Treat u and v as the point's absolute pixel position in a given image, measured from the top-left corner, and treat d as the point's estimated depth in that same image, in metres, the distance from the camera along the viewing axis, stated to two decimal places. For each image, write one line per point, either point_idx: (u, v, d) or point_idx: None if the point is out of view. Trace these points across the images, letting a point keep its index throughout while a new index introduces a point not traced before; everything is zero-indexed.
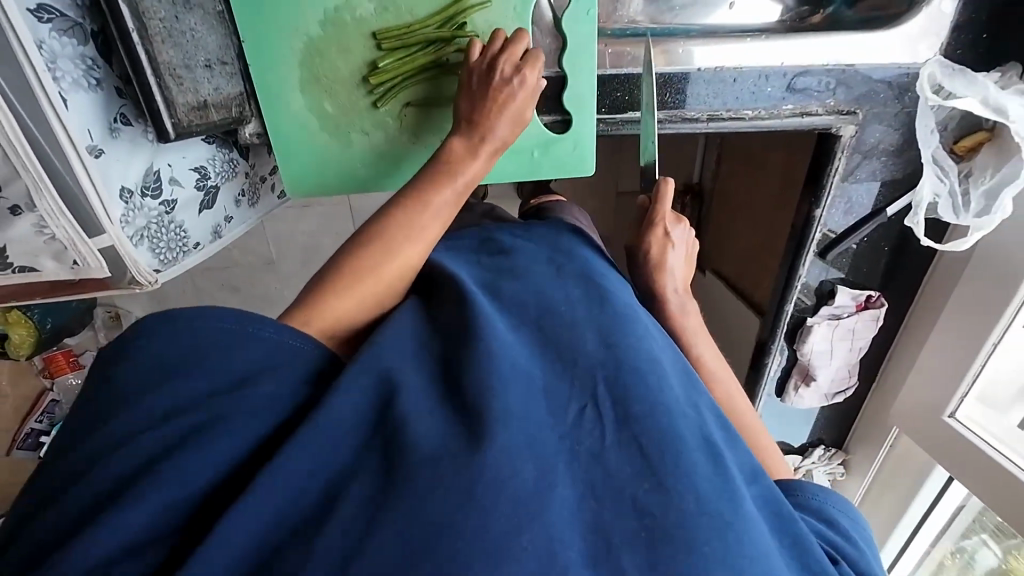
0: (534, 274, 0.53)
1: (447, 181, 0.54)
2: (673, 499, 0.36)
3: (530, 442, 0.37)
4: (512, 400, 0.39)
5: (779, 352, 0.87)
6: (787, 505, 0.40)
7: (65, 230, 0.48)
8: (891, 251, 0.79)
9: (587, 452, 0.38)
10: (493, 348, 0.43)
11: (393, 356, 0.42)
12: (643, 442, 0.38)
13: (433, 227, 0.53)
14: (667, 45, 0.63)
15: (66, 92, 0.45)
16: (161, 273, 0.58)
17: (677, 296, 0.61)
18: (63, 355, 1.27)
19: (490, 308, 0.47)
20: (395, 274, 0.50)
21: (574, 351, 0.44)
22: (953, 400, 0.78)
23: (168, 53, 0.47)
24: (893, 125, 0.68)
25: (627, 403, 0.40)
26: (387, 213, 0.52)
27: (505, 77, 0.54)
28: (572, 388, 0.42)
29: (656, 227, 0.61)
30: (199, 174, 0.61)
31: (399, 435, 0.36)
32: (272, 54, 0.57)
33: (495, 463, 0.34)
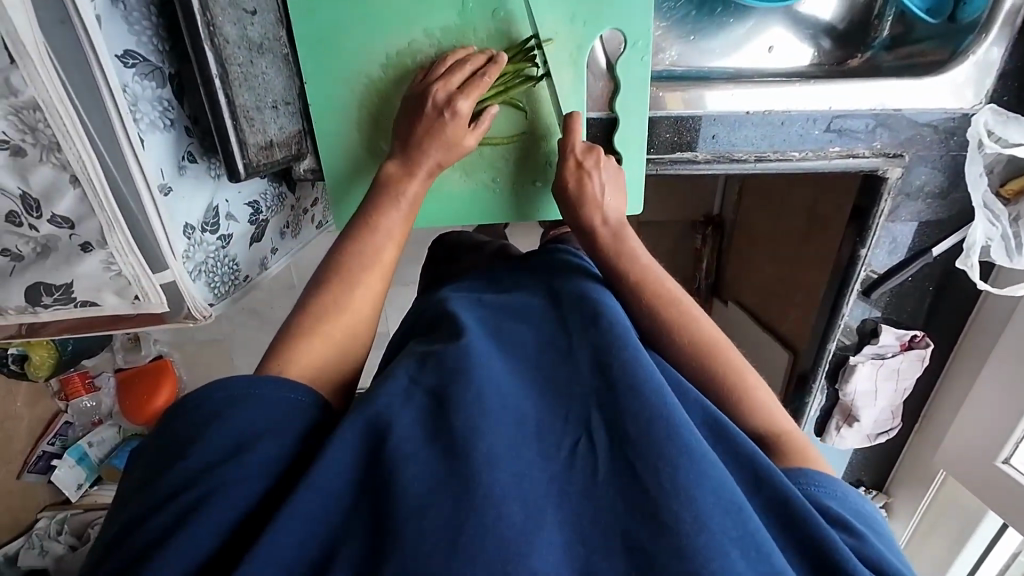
0: (530, 307, 0.54)
1: (393, 199, 0.56)
2: (668, 526, 0.37)
3: (518, 483, 0.39)
4: (497, 442, 0.40)
5: (820, 392, 0.85)
6: (797, 499, 0.40)
7: (132, 266, 0.48)
8: (935, 290, 0.79)
9: (578, 489, 0.40)
10: (487, 383, 0.44)
11: (392, 399, 0.43)
12: (636, 465, 0.40)
13: (388, 253, 0.54)
14: (681, 89, 0.65)
15: (143, 133, 0.46)
16: (214, 307, 0.58)
17: (608, 228, 0.58)
18: (78, 378, 1.31)
19: (483, 344, 0.48)
20: (366, 307, 0.51)
21: (569, 382, 0.46)
22: (1007, 446, 0.76)
23: (244, 95, 0.49)
24: (937, 166, 0.69)
25: (622, 430, 0.41)
26: (348, 240, 0.53)
27: (439, 102, 0.55)
28: (565, 423, 0.43)
29: (569, 160, 0.59)
30: (253, 208, 0.62)
31: (388, 479, 0.38)
32: (333, 95, 0.59)
33: (483, 509, 0.36)
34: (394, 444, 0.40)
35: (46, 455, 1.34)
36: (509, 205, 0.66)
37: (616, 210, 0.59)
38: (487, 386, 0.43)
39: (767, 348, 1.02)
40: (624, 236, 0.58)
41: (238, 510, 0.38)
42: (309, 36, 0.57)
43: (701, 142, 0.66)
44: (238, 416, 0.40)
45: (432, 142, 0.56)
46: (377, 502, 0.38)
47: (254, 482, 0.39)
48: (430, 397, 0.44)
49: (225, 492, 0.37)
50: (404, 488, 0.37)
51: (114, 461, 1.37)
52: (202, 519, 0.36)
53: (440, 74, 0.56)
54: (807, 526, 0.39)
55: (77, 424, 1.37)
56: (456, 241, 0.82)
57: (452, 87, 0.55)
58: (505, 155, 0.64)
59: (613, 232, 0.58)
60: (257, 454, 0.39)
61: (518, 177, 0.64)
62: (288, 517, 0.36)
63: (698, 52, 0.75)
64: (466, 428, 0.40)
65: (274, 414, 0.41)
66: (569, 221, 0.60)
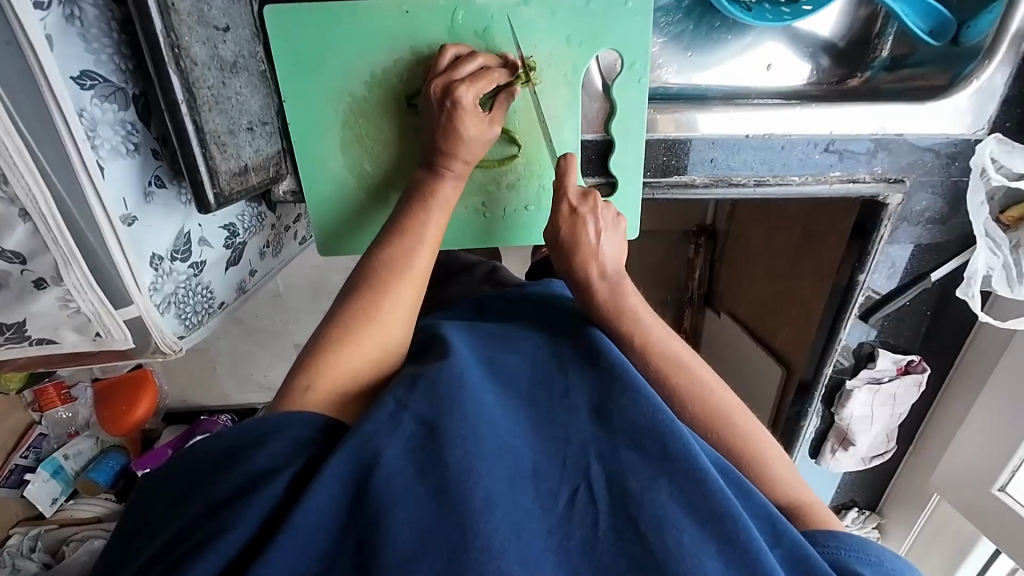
0: (525, 339, 0.52)
1: (421, 208, 0.54)
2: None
3: (515, 535, 0.36)
4: (494, 484, 0.38)
5: (815, 416, 0.84)
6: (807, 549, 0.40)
7: (91, 303, 0.44)
8: (932, 314, 0.78)
9: (580, 545, 0.37)
10: (481, 418, 0.41)
11: (379, 425, 0.40)
12: (640, 523, 0.38)
13: (422, 260, 0.53)
14: (677, 110, 0.62)
15: (103, 160, 0.43)
16: (185, 338, 0.54)
17: (604, 282, 0.54)
18: (54, 389, 1.26)
19: (475, 379, 0.45)
20: (400, 316, 0.51)
21: (567, 420, 0.43)
22: (1003, 473, 0.75)
23: (214, 120, 0.45)
24: (939, 192, 0.68)
25: (623, 484, 0.39)
26: (382, 245, 0.53)
27: (440, 95, 0.52)
28: (563, 467, 0.40)
29: (562, 206, 0.55)
30: (228, 232, 0.58)
31: (371, 537, 0.35)
32: (315, 116, 0.56)
33: (484, 562, 0.34)
34: (382, 484, 0.37)
35: (18, 468, 1.27)
36: (503, 229, 0.63)
37: (613, 259, 0.55)
38: (481, 421, 0.41)
39: (758, 360, 1.00)
40: (623, 291, 0.54)
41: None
42: (288, 52, 0.54)
43: (701, 166, 0.64)
44: (244, 455, 0.39)
45: (455, 142, 0.53)
46: (363, 550, 0.35)
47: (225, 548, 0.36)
48: (422, 426, 0.40)
49: (212, 541, 0.36)
50: (393, 535, 0.35)
51: (92, 474, 1.32)
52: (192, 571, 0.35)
53: (443, 69, 0.53)
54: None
55: (51, 437, 1.33)
56: (445, 263, 0.80)
57: (456, 78, 0.52)
58: (496, 177, 0.61)
59: (612, 287, 0.54)
60: (229, 512, 0.37)
61: (512, 199, 0.62)
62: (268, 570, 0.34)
63: (688, 65, 0.73)
64: (462, 468, 0.38)
65: (262, 454, 0.39)
66: (563, 272, 0.56)
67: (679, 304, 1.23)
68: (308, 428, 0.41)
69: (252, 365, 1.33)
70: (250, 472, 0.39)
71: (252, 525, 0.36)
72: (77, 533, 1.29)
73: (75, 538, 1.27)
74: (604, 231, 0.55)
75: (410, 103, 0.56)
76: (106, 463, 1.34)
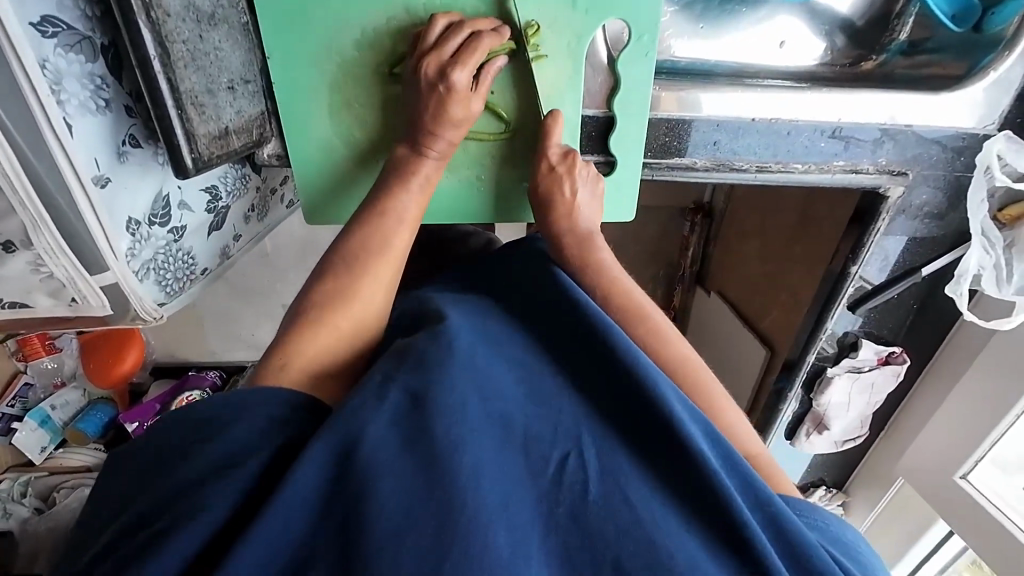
0: (506, 321, 0.51)
1: (403, 183, 0.53)
2: (663, 559, 0.36)
3: (503, 506, 0.36)
4: (484, 455, 0.38)
5: (794, 398, 0.86)
6: (798, 529, 0.40)
7: (65, 269, 0.43)
8: (918, 308, 0.78)
9: (568, 512, 0.38)
10: (471, 396, 0.41)
11: (366, 398, 0.40)
12: (630, 496, 0.38)
13: (399, 238, 0.53)
14: (677, 89, 0.60)
15: (71, 118, 0.40)
16: (166, 306, 0.53)
17: (575, 238, 0.56)
18: (38, 340, 1.26)
19: (467, 345, 0.46)
20: (377, 297, 0.51)
21: (558, 405, 0.43)
22: (965, 463, 0.79)
23: (191, 79, 0.42)
24: (940, 186, 0.66)
25: (613, 456, 0.40)
26: (358, 224, 0.52)
27: (433, 75, 0.50)
28: (555, 435, 0.41)
29: (543, 162, 0.55)
30: (210, 195, 0.56)
31: (355, 513, 0.35)
32: (300, 79, 0.53)
33: (471, 532, 0.34)
34: (367, 456, 0.37)
35: (5, 416, 1.30)
36: (493, 205, 0.61)
37: (588, 217, 0.57)
38: (470, 389, 0.42)
39: (744, 343, 1.01)
40: (592, 246, 0.56)
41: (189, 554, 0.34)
42: (272, 5, 0.50)
43: (703, 150, 0.62)
44: (224, 423, 0.39)
45: (443, 122, 0.51)
46: (348, 522, 0.35)
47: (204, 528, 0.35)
48: (409, 397, 0.40)
49: (185, 519, 0.35)
50: (381, 507, 0.34)
51: (80, 425, 1.32)
52: (172, 545, 0.34)
53: (432, 44, 0.50)
54: (806, 560, 0.39)
55: (37, 386, 1.33)
56: (436, 231, 0.79)
57: (446, 56, 0.49)
58: (491, 151, 0.58)
59: (580, 240, 0.56)
60: (206, 490, 0.36)
61: (505, 175, 0.60)
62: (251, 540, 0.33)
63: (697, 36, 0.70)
64: (449, 441, 0.38)
65: (248, 424, 0.39)
66: (539, 226, 0.58)
67: (670, 280, 1.23)
68: (287, 403, 0.41)
69: (239, 325, 1.32)
70: (231, 445, 0.38)
71: (236, 492, 0.36)
72: (67, 481, 1.30)
73: (65, 485, 1.29)
74: (580, 193, 0.55)
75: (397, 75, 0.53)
76: (94, 414, 1.34)
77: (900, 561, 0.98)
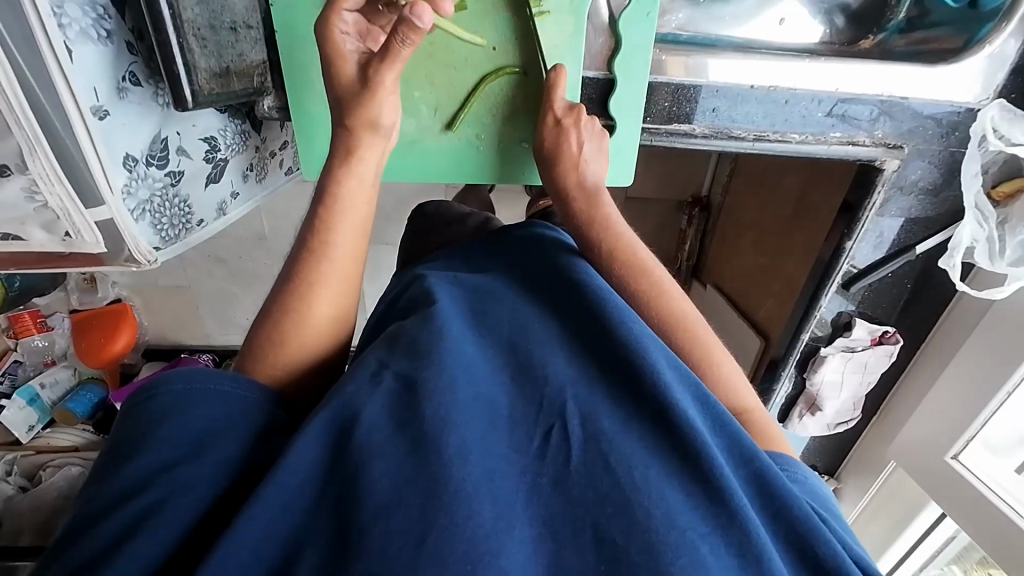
0: (507, 289, 0.51)
1: (332, 212, 0.51)
2: (640, 521, 0.34)
3: (489, 478, 0.35)
4: (470, 433, 0.37)
5: (787, 380, 0.86)
6: (787, 488, 0.37)
7: (59, 199, 0.42)
8: (913, 287, 0.79)
9: (550, 482, 0.36)
10: (460, 370, 0.41)
11: (360, 385, 0.40)
12: (610, 459, 0.36)
13: (332, 273, 0.50)
14: (685, 55, 0.61)
15: (72, 42, 0.40)
16: (162, 251, 0.52)
17: (582, 191, 0.57)
18: (29, 316, 1.25)
19: (457, 329, 0.45)
20: (314, 331, 0.49)
21: (543, 378, 0.41)
22: (958, 443, 0.78)
23: (193, 10, 0.43)
24: (935, 162, 0.67)
25: (597, 429, 0.38)
26: (293, 262, 0.51)
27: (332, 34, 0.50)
28: (536, 415, 0.39)
29: (548, 118, 0.57)
30: (209, 145, 0.56)
31: (354, 481, 0.35)
32: (304, 26, 0.53)
33: (454, 506, 0.33)
34: (361, 438, 0.36)
35: None
36: (494, 164, 0.62)
37: (595, 173, 0.58)
38: (459, 369, 0.41)
39: (739, 333, 1.00)
40: (599, 201, 0.57)
41: (179, 523, 0.35)
42: None
43: (702, 115, 0.62)
44: (203, 411, 0.39)
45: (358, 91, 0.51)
46: (342, 499, 0.35)
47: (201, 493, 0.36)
48: (399, 383, 0.40)
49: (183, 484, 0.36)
50: (373, 483, 0.34)
51: (69, 404, 1.30)
52: (166, 523, 0.35)
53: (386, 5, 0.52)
54: (788, 517, 0.36)
55: (26, 365, 1.31)
56: (435, 214, 0.78)
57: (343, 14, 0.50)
58: (493, 107, 0.59)
59: (588, 195, 0.57)
60: (205, 458, 0.37)
61: (506, 132, 0.60)
62: (249, 519, 0.33)
63: (702, 13, 0.71)
64: (438, 418, 0.37)
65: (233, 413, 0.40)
66: (546, 182, 0.59)
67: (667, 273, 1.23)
68: None
69: (234, 306, 1.31)
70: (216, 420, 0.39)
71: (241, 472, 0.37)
72: (54, 459, 1.26)
73: (52, 463, 1.24)
74: (586, 142, 0.56)
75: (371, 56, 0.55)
76: (83, 394, 1.32)
77: (892, 547, 0.98)
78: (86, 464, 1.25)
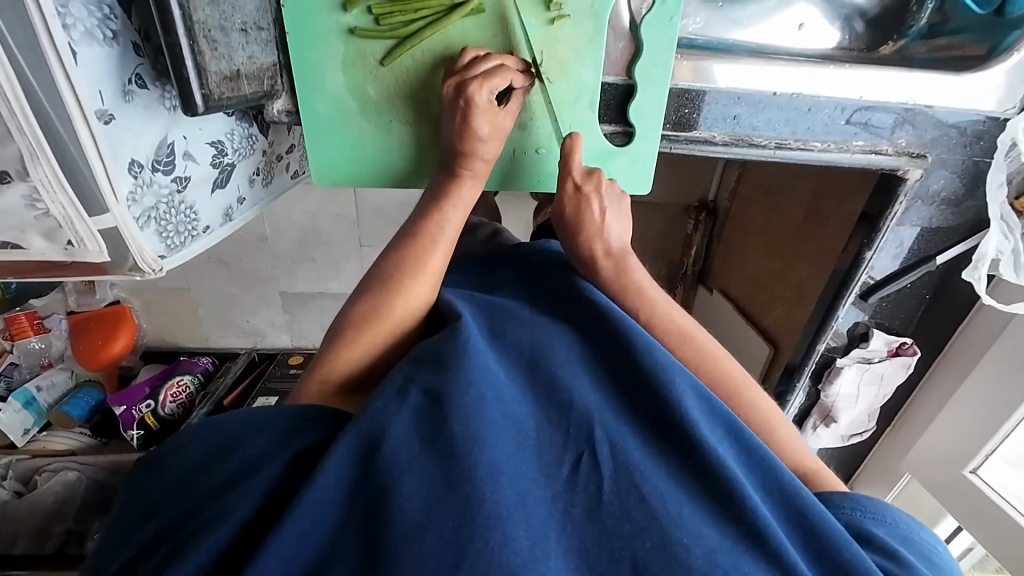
0: (526, 309, 0.49)
1: (440, 206, 0.53)
2: (678, 556, 0.32)
3: (520, 504, 0.34)
4: (500, 454, 0.35)
5: (801, 390, 0.85)
6: (831, 524, 0.36)
7: (61, 207, 0.41)
8: (932, 297, 0.77)
9: (582, 512, 0.34)
10: (486, 387, 0.39)
11: (378, 406, 0.38)
12: (644, 491, 0.35)
13: (437, 260, 0.52)
14: (691, 57, 0.59)
15: (76, 44, 0.38)
16: (168, 259, 0.50)
17: (609, 258, 0.54)
18: (25, 318, 1.23)
19: (480, 340, 0.43)
20: (413, 313, 0.50)
21: (568, 399, 0.39)
22: (976, 457, 0.77)
23: (204, 11, 0.41)
24: (958, 172, 0.66)
25: (627, 462, 0.36)
26: (397, 248, 0.52)
27: (455, 95, 0.51)
28: (563, 438, 0.37)
29: (565, 184, 0.55)
30: (216, 149, 0.54)
31: (377, 508, 0.33)
32: (316, 28, 0.51)
33: (485, 535, 0.31)
34: (382, 463, 0.35)
35: None
36: (510, 171, 0.60)
37: (619, 236, 0.55)
38: (486, 384, 0.39)
39: (747, 341, 0.98)
40: (627, 266, 0.53)
41: (191, 551, 0.33)
42: None
43: (723, 124, 0.61)
44: None
45: (472, 143, 0.52)
46: (366, 527, 0.33)
47: (216, 519, 0.34)
48: (418, 403, 0.38)
49: None
50: (397, 512, 0.32)
51: (67, 407, 1.28)
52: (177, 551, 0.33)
53: (460, 69, 0.51)
54: (835, 555, 0.35)
55: (21, 367, 1.28)
56: None
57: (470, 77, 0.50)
58: None
59: (614, 259, 0.54)
60: None
61: (520, 140, 0.59)
62: (267, 548, 0.31)
63: (718, 18, 0.69)
64: (465, 441, 0.35)
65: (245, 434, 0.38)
66: (566, 248, 0.56)
67: (673, 277, 1.21)
68: None
69: (235, 309, 1.29)
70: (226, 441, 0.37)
71: (258, 495, 0.35)
72: (49, 464, 1.21)
73: (48, 468, 1.19)
74: (609, 209, 0.54)
75: (385, 60, 0.53)
76: (81, 397, 1.30)
77: None
78: (84, 467, 1.20)
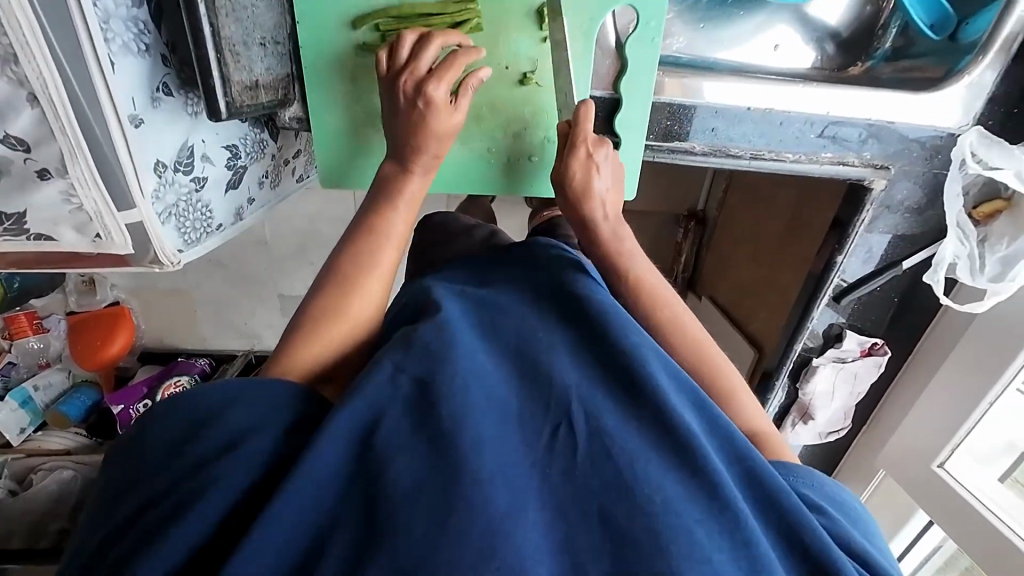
0: (516, 301, 0.53)
1: (389, 202, 0.56)
2: (644, 510, 0.36)
3: (504, 472, 0.37)
4: (483, 429, 0.39)
5: (781, 389, 0.89)
6: (780, 485, 0.40)
7: (94, 202, 0.44)
8: (900, 301, 0.83)
9: (558, 474, 0.38)
10: (470, 372, 0.43)
11: (379, 385, 0.42)
12: (614, 452, 0.38)
13: (387, 257, 0.54)
14: (680, 76, 0.64)
15: (115, 56, 0.42)
16: (185, 253, 0.54)
17: (608, 222, 0.58)
18: (25, 317, 1.24)
19: (465, 334, 0.47)
20: (366, 312, 0.53)
21: (552, 380, 0.43)
22: (943, 451, 0.81)
23: (230, 27, 0.45)
24: (920, 183, 0.71)
25: (601, 429, 0.40)
26: (349, 243, 0.54)
27: (410, 92, 0.53)
28: (544, 412, 0.41)
29: (578, 150, 0.57)
30: (230, 153, 0.58)
31: (378, 474, 0.36)
32: (327, 44, 0.56)
33: (475, 496, 0.35)
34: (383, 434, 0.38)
35: None
36: (505, 177, 0.64)
37: (612, 200, 0.59)
38: (471, 373, 0.43)
39: (734, 344, 1.02)
40: (620, 230, 0.58)
41: (208, 514, 0.37)
42: None
43: (703, 135, 0.66)
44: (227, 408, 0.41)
45: (423, 138, 0.55)
46: (368, 491, 0.36)
47: (230, 485, 0.38)
48: (416, 382, 0.42)
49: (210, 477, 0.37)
50: (396, 476, 0.36)
51: (63, 407, 1.29)
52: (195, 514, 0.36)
53: (405, 61, 0.54)
54: (782, 509, 0.39)
55: (19, 367, 1.29)
56: (442, 224, 0.81)
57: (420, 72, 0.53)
58: (503, 124, 0.62)
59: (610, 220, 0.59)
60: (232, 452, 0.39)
61: (514, 148, 0.63)
62: (278, 508, 0.35)
63: (702, 37, 0.75)
64: (454, 417, 0.39)
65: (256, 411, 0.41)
66: (567, 210, 0.59)
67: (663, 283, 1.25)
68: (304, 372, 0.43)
69: (233, 310, 1.32)
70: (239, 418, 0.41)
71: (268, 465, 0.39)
72: (45, 463, 1.23)
73: (44, 467, 1.21)
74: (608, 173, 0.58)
75: None
76: (77, 397, 1.31)
77: None
78: (80, 467, 1.22)
